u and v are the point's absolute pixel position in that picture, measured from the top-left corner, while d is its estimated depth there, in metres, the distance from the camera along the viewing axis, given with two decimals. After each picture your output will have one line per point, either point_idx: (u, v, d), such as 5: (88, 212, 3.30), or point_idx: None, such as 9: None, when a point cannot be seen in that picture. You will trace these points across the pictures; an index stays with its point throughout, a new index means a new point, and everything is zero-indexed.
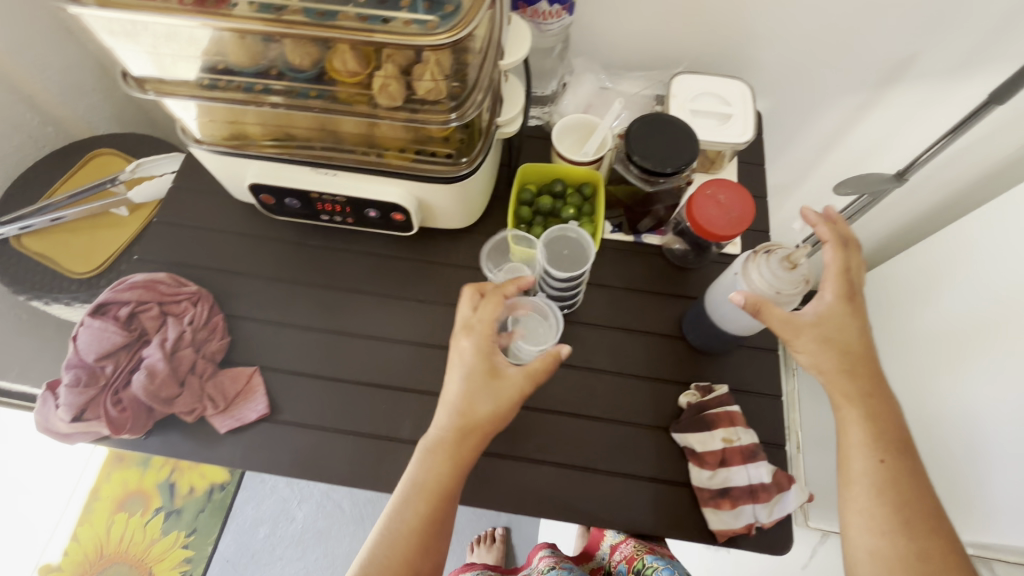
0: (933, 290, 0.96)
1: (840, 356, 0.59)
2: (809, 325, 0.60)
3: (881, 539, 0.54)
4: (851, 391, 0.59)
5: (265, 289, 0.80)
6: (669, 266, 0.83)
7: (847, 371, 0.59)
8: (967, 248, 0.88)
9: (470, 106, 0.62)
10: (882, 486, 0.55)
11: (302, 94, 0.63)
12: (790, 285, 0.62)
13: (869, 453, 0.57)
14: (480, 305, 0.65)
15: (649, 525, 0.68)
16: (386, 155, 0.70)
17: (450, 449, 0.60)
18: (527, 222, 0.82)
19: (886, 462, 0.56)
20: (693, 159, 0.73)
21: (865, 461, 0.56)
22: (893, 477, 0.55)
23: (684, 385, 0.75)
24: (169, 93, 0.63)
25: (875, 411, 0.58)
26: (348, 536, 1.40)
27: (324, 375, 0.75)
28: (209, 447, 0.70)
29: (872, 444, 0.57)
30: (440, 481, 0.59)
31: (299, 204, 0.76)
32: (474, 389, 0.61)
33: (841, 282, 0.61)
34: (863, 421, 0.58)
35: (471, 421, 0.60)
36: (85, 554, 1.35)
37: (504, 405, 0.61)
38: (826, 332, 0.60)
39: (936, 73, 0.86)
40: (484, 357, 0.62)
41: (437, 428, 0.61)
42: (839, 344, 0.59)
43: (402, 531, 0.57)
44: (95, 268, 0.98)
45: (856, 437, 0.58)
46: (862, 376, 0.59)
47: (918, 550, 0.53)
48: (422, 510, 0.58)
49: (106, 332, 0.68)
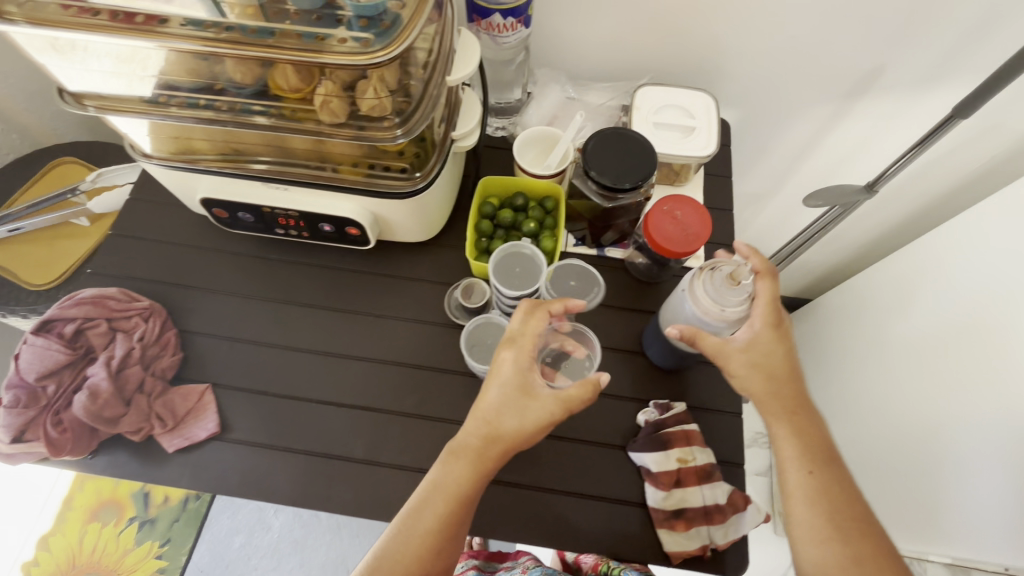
0: (907, 301, 0.95)
1: (767, 381, 0.59)
2: (738, 354, 0.60)
3: (821, 548, 0.53)
4: (778, 404, 0.58)
5: (219, 304, 0.79)
6: (631, 281, 0.82)
7: (776, 390, 0.59)
8: (956, 261, 0.86)
9: (415, 122, 0.60)
10: (814, 496, 0.54)
11: (245, 110, 0.61)
12: (733, 304, 0.61)
13: (799, 464, 0.56)
14: (528, 319, 0.63)
15: (603, 546, 0.68)
16: (339, 170, 0.69)
17: (473, 456, 0.58)
18: (488, 236, 0.80)
19: (816, 472, 0.55)
20: (651, 174, 0.72)
21: (796, 475, 0.56)
22: (824, 486, 0.55)
23: (641, 403, 0.75)
24: (111, 109, 0.61)
25: (803, 422, 0.58)
26: (327, 545, 1.31)
27: (276, 393, 0.74)
28: (157, 466, 0.69)
29: (802, 455, 0.56)
30: (460, 486, 0.57)
31: (253, 219, 0.75)
32: (506, 401, 0.59)
33: (772, 309, 0.60)
34: (790, 433, 0.57)
35: (496, 433, 0.59)
36: (55, 565, 1.25)
37: (530, 425, 0.58)
38: (755, 360, 0.60)
39: (902, 85, 0.86)
40: (521, 371, 0.60)
41: (464, 434, 0.60)
42: (766, 368, 0.59)
43: (409, 542, 0.55)
44: (53, 281, 0.96)
45: (788, 450, 0.57)
46: (789, 390, 0.59)
47: (853, 557, 0.52)
48: (439, 511, 0.56)
49: (49, 351, 0.68)
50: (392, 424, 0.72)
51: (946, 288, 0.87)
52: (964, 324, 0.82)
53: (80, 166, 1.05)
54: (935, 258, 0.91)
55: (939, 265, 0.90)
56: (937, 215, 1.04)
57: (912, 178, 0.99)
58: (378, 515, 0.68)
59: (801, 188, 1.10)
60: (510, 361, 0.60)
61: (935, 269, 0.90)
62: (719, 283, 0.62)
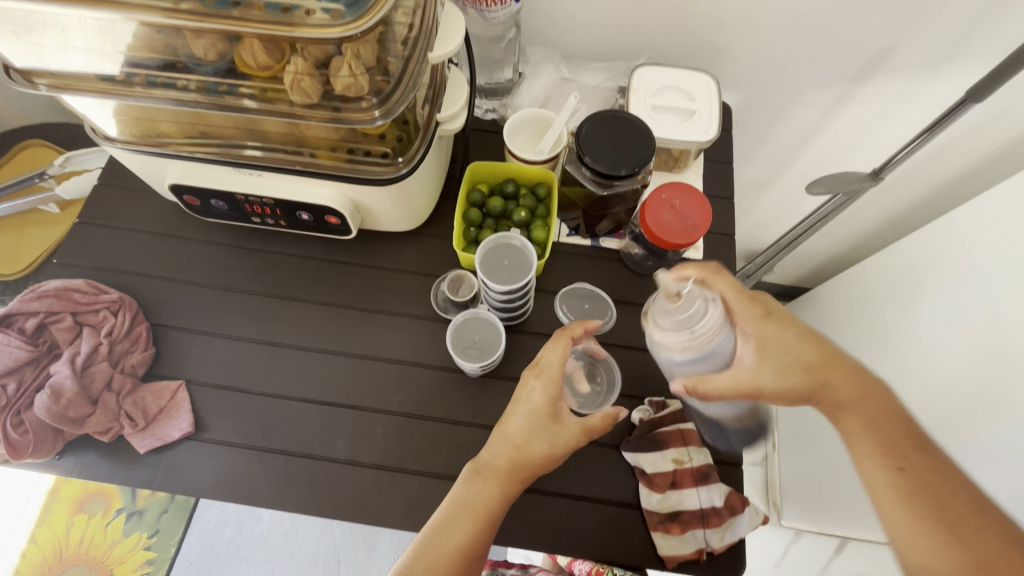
0: (908, 293, 0.91)
1: (802, 378, 0.53)
2: (754, 376, 0.53)
3: (933, 554, 0.46)
4: (840, 395, 0.53)
5: (193, 296, 0.75)
6: (628, 272, 0.79)
7: (818, 381, 0.53)
8: (962, 248, 0.82)
9: (396, 102, 0.56)
10: (910, 495, 0.48)
11: (212, 89, 0.57)
12: (699, 318, 0.51)
13: (882, 460, 0.50)
14: (551, 346, 0.61)
15: (595, 549, 0.65)
16: (317, 155, 0.65)
17: (502, 476, 0.57)
18: (476, 225, 0.76)
19: (907, 468, 0.49)
20: (649, 160, 0.68)
21: (879, 472, 0.50)
22: (920, 482, 0.48)
23: (636, 400, 0.72)
24: (64, 87, 0.56)
25: (880, 414, 0.52)
26: (317, 536, 1.28)
27: (255, 389, 0.70)
28: (127, 467, 0.66)
29: (885, 449, 0.51)
30: (490, 506, 0.56)
31: (227, 206, 0.71)
32: (535, 427, 0.58)
33: (742, 309, 0.55)
34: (863, 426, 0.52)
35: (525, 458, 0.58)
36: (43, 556, 1.23)
37: (559, 450, 0.58)
38: (774, 370, 0.53)
39: (911, 68, 0.81)
40: (551, 398, 0.59)
41: (490, 453, 0.59)
42: (802, 368, 0.54)
43: (441, 560, 0.53)
44: (22, 269, 0.92)
45: (863, 446, 0.51)
46: (836, 374, 0.54)
47: (971, 557, 0.45)
48: (469, 530, 0.55)
49: (9, 347, 0.65)
50: (375, 423, 0.69)
51: (951, 275, 0.83)
52: (962, 318, 0.78)
53: (50, 148, 1.00)
54: (940, 245, 0.87)
55: (941, 258, 0.86)
56: (942, 202, 1.00)
57: (917, 165, 0.95)
58: (360, 517, 0.66)
59: (804, 174, 1.06)
60: (540, 390, 0.59)
61: (939, 258, 0.87)
62: (668, 311, 0.52)
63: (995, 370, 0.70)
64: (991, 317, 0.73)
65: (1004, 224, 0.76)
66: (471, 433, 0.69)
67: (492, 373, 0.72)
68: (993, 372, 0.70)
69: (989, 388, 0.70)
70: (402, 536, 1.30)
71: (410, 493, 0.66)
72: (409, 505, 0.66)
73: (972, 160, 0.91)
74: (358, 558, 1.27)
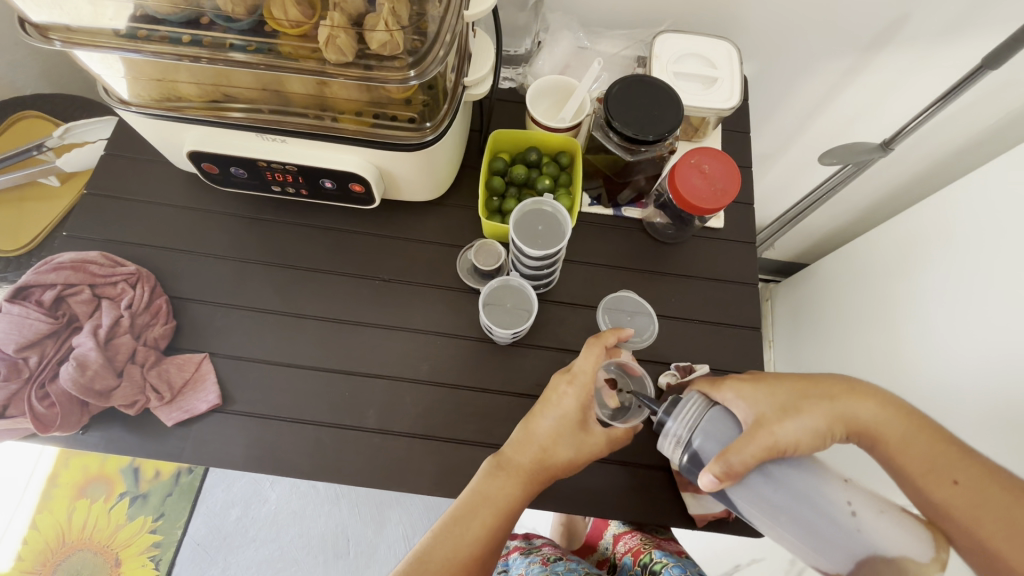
0: (910, 263, 0.91)
1: (809, 412, 0.53)
2: (767, 425, 0.52)
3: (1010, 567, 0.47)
4: (861, 419, 0.54)
5: (212, 268, 0.73)
6: (651, 242, 0.79)
7: (824, 409, 0.53)
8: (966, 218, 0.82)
9: (430, 61, 0.55)
10: (973, 509, 0.49)
11: (238, 48, 0.55)
12: (682, 412, 0.56)
13: (938, 480, 0.51)
14: (583, 353, 0.59)
15: (626, 509, 0.67)
16: (341, 119, 0.63)
17: (524, 474, 0.57)
18: (500, 195, 0.75)
19: (962, 481, 0.50)
20: (677, 126, 0.68)
21: (938, 493, 0.51)
22: (978, 492, 0.49)
23: (663, 365, 0.73)
24: (79, 43, 0.54)
25: (909, 425, 0.53)
26: (325, 515, 1.26)
27: (282, 360, 0.70)
28: (155, 440, 0.65)
29: (932, 465, 0.52)
30: (510, 500, 0.56)
31: (247, 174, 0.69)
32: (563, 432, 0.57)
33: (728, 381, 0.56)
34: (897, 443, 0.53)
35: (549, 462, 0.57)
36: (46, 542, 1.19)
37: (583, 458, 0.58)
38: (780, 415, 0.52)
39: (925, 36, 0.80)
40: (582, 405, 0.58)
41: (514, 450, 0.58)
42: (818, 404, 0.53)
43: (459, 550, 0.54)
44: (25, 245, 0.88)
45: (913, 468, 0.52)
46: (836, 395, 0.54)
47: None
48: (487, 521, 0.55)
49: (28, 319, 0.63)
50: (404, 393, 0.69)
51: (955, 245, 0.83)
52: (965, 283, 0.79)
53: (46, 120, 0.96)
54: (941, 215, 0.88)
55: (940, 229, 0.87)
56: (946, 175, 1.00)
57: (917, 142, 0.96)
58: (393, 484, 0.66)
59: (814, 145, 1.05)
60: (572, 397, 0.58)
61: (940, 229, 0.87)
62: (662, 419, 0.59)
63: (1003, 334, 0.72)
64: (996, 281, 0.74)
65: (1005, 195, 0.76)
66: (502, 400, 0.70)
67: (521, 341, 0.72)
68: (999, 335, 0.72)
69: (995, 350, 0.72)
70: (410, 513, 1.28)
71: (443, 459, 0.67)
72: (442, 473, 0.66)
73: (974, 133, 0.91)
74: (366, 536, 1.25)
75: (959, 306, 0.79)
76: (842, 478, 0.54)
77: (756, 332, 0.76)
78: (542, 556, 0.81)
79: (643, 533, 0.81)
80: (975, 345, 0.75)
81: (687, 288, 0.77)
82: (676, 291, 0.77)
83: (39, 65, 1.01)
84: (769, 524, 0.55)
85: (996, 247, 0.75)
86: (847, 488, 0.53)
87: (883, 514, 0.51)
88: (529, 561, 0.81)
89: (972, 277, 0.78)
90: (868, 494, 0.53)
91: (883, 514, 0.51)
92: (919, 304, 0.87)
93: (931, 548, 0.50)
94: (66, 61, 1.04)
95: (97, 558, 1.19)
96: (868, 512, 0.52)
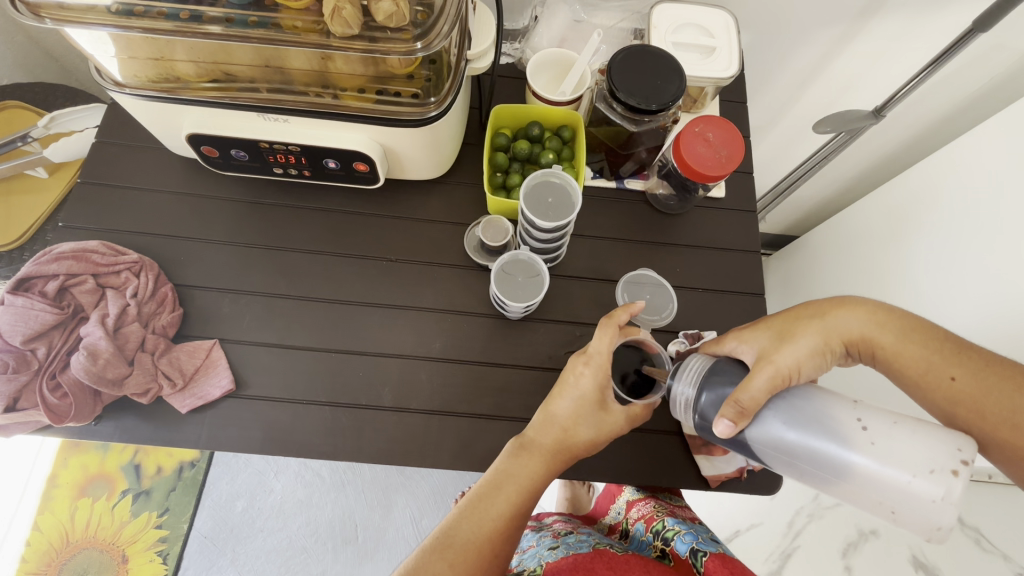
0: (897, 231, 0.92)
1: (805, 335, 0.54)
2: (767, 356, 0.54)
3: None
4: (855, 330, 0.54)
5: (216, 255, 0.72)
6: (654, 212, 0.80)
7: (817, 327, 0.54)
8: (950, 184, 0.83)
9: (436, 35, 0.54)
10: (983, 422, 0.48)
11: (240, 22, 0.53)
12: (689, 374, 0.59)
13: (939, 376, 0.51)
14: (597, 330, 0.59)
15: (640, 471, 0.69)
16: (342, 96, 0.61)
17: (545, 453, 0.58)
18: (503, 170, 0.75)
19: (959, 376, 0.50)
20: (682, 95, 0.67)
21: (936, 393, 0.51)
22: (980, 387, 0.49)
23: (672, 334, 0.74)
24: (72, 20, 0.52)
25: (905, 324, 0.53)
26: (330, 503, 1.25)
27: (291, 346, 0.69)
28: (169, 428, 0.65)
29: (928, 365, 0.51)
30: (533, 480, 0.57)
31: (249, 156, 0.68)
32: (583, 413, 0.58)
33: (739, 331, 0.59)
34: (896, 347, 0.53)
35: (571, 443, 0.58)
36: (49, 541, 1.16)
37: (604, 436, 0.59)
38: (777, 344, 0.54)
39: (914, 5, 0.78)
40: (599, 386, 0.58)
41: (535, 431, 0.59)
42: (813, 324, 0.55)
43: (483, 527, 0.53)
44: (16, 239, 0.86)
45: (912, 373, 0.52)
46: (826, 312, 0.55)
47: None
48: (513, 499, 0.55)
49: (32, 310, 0.62)
50: (416, 370, 0.69)
51: (943, 210, 0.83)
52: (955, 248, 0.80)
53: (27, 110, 0.93)
54: (926, 185, 0.88)
55: (927, 198, 0.87)
56: (926, 144, 0.99)
57: (904, 112, 0.94)
58: (411, 460, 0.67)
59: (807, 117, 1.05)
60: (589, 377, 0.58)
61: (927, 198, 0.87)
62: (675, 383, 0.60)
63: (1000, 300, 0.72)
64: (979, 248, 0.76)
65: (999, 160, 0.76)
66: (514, 373, 0.70)
67: (531, 315, 0.73)
68: (995, 299, 0.72)
69: (986, 309, 0.73)
70: (416, 497, 1.28)
71: (460, 434, 0.68)
72: (460, 446, 0.67)
73: (960, 101, 0.89)
74: (374, 520, 1.25)
75: (948, 271, 0.81)
76: (851, 399, 0.50)
77: (759, 298, 0.77)
78: (553, 531, 0.83)
79: (657, 501, 0.82)
80: (966, 309, 0.76)
81: (693, 256, 0.78)
82: (681, 260, 0.78)
83: (14, 51, 0.97)
84: (788, 462, 0.52)
85: (990, 213, 0.76)
86: (857, 407, 0.50)
87: (897, 425, 0.47)
88: (540, 536, 0.83)
89: (959, 244, 0.79)
90: (881, 410, 0.49)
91: (896, 425, 0.47)
92: (909, 271, 0.88)
93: (958, 450, 0.45)
94: (40, 50, 1.00)
95: (103, 556, 1.17)
96: (881, 426, 0.48)
